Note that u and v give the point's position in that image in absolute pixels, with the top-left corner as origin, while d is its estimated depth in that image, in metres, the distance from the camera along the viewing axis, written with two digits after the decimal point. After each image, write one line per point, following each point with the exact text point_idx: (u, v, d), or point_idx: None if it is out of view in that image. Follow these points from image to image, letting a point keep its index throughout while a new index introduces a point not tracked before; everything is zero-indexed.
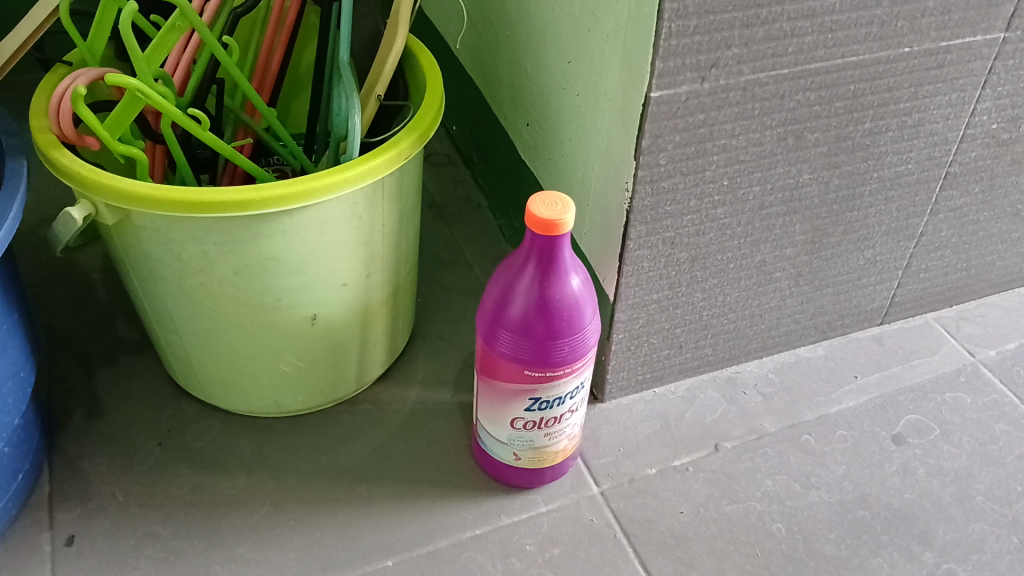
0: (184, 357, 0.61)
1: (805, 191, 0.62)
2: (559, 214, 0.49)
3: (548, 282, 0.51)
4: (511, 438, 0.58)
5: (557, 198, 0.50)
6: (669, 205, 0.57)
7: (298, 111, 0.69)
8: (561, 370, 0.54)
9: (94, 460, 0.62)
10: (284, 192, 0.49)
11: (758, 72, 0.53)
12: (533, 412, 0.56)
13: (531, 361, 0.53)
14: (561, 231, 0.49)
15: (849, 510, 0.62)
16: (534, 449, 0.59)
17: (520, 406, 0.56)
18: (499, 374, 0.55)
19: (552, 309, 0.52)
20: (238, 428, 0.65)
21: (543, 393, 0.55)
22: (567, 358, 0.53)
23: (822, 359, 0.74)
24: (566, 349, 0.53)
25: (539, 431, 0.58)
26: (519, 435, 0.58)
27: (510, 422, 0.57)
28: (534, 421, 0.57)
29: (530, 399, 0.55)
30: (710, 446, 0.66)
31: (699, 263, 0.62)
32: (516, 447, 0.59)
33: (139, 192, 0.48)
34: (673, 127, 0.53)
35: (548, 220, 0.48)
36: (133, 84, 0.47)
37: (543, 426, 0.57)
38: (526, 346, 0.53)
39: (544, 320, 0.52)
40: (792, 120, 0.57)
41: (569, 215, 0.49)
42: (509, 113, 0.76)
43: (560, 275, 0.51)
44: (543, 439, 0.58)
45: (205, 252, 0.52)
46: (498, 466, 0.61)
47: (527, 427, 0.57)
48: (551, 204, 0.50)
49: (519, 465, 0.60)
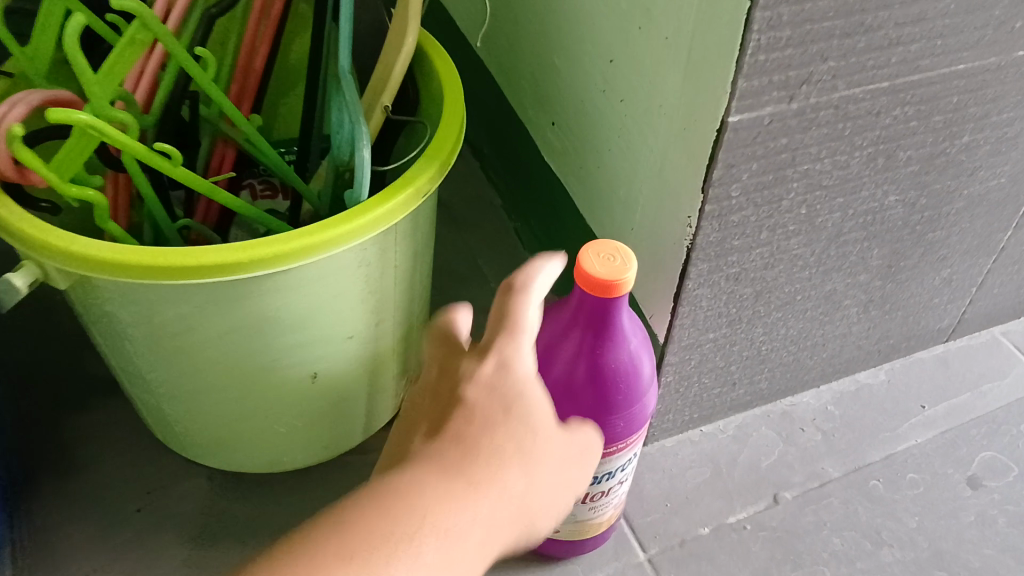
0: (162, 417, 0.52)
1: (888, 214, 0.53)
2: (618, 273, 0.40)
3: (601, 348, 0.42)
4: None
5: (611, 248, 0.41)
6: (737, 239, 0.48)
7: (288, 116, 0.59)
8: (613, 446, 0.46)
9: (63, 534, 0.54)
10: (278, 250, 0.39)
11: (854, 87, 0.43)
12: None
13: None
14: (621, 292, 0.40)
15: (926, 571, 0.56)
16: (576, 522, 0.51)
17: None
18: None
19: (606, 379, 0.43)
20: (230, 488, 0.57)
21: (590, 470, 0.47)
22: (620, 432, 0.45)
23: (885, 387, 0.66)
24: (620, 423, 0.45)
25: (582, 505, 0.50)
26: None
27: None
28: (577, 496, 0.49)
29: None
30: (768, 498, 0.59)
31: (763, 298, 0.54)
32: (555, 520, 0.51)
33: (95, 254, 0.38)
34: (750, 155, 0.44)
35: (604, 281, 0.39)
36: (82, 119, 0.37)
37: (587, 501, 0.49)
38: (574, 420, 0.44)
39: (596, 391, 0.43)
40: (884, 138, 0.47)
41: (629, 273, 0.40)
42: (530, 107, 0.66)
43: (615, 339, 0.42)
44: (586, 513, 0.50)
45: (183, 316, 0.42)
46: None
47: (569, 502, 0.49)
48: (605, 257, 0.40)
49: (556, 537, 0.52)
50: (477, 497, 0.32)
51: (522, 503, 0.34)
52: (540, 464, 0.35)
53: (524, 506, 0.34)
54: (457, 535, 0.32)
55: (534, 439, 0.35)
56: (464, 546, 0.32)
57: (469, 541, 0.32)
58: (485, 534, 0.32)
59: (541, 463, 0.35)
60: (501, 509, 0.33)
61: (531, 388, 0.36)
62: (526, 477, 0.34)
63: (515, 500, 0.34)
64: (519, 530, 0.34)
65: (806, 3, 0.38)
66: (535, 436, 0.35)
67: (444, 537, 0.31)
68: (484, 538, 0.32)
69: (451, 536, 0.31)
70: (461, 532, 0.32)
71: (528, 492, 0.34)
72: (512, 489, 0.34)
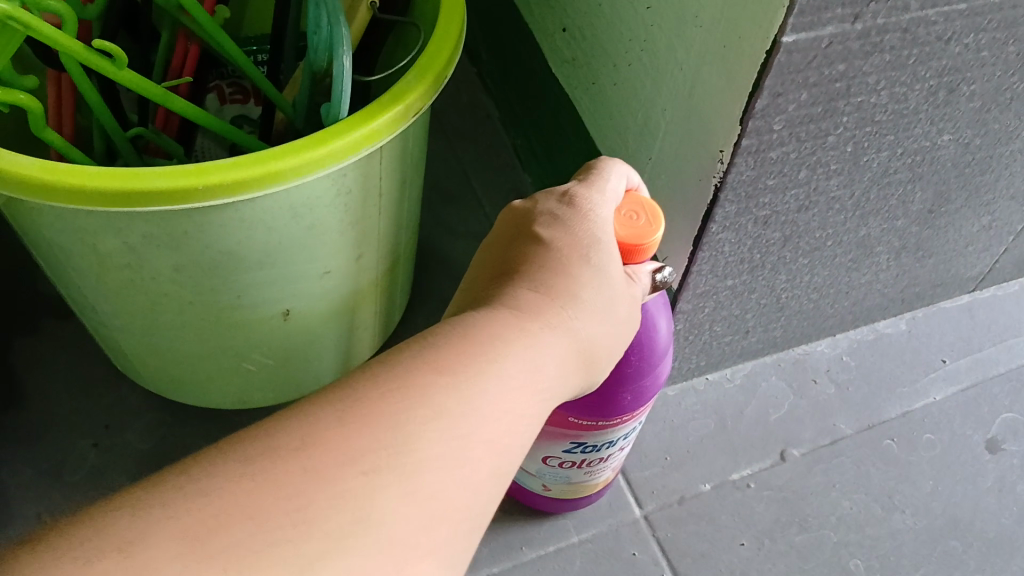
0: (117, 349, 0.47)
1: (939, 155, 0.47)
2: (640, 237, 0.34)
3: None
4: (542, 472, 0.46)
5: (637, 205, 0.36)
6: (772, 178, 0.42)
7: (258, 6, 0.51)
8: (616, 419, 0.41)
9: (12, 469, 0.49)
10: (241, 176, 0.33)
11: (929, 6, 0.36)
12: (574, 454, 0.44)
13: (577, 405, 0.40)
14: (641, 258, 0.35)
15: (939, 540, 0.52)
16: (570, 482, 0.47)
17: (558, 448, 0.43)
18: None
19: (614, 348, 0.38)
20: (195, 424, 0.52)
21: (588, 438, 0.42)
22: (626, 406, 0.40)
23: (905, 338, 0.62)
24: (626, 397, 0.40)
25: (578, 468, 0.45)
26: (553, 471, 0.46)
27: (542, 459, 0.45)
28: (573, 461, 0.44)
29: (572, 443, 0.43)
30: (775, 454, 0.55)
31: (790, 243, 0.48)
32: (547, 480, 0.47)
33: (20, 172, 0.32)
34: (800, 83, 0.37)
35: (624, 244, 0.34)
36: (3, 10, 0.30)
37: (584, 465, 0.45)
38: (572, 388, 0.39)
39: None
40: (951, 68, 0.41)
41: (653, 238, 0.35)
42: (538, 10, 0.58)
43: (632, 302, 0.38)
44: (581, 475, 0.46)
45: (131, 246, 0.37)
46: (520, 490, 0.49)
47: (564, 466, 0.45)
48: (628, 215, 0.35)
49: (548, 495, 0.48)
50: (551, 328, 0.31)
51: (594, 346, 0.32)
52: (616, 313, 0.33)
53: (595, 352, 0.32)
54: (534, 375, 0.30)
55: (614, 286, 0.33)
56: (537, 392, 0.30)
57: (541, 381, 0.30)
58: (553, 384, 0.31)
59: (620, 308, 0.33)
60: (574, 349, 0.31)
61: (608, 237, 0.34)
62: (600, 330, 0.32)
63: (588, 345, 0.32)
64: (585, 374, 0.33)
65: None
66: (615, 279, 0.33)
67: (524, 368, 0.30)
68: (553, 377, 0.31)
69: (530, 373, 0.30)
70: (537, 377, 0.30)
71: (601, 330, 0.32)
72: (586, 333, 0.32)
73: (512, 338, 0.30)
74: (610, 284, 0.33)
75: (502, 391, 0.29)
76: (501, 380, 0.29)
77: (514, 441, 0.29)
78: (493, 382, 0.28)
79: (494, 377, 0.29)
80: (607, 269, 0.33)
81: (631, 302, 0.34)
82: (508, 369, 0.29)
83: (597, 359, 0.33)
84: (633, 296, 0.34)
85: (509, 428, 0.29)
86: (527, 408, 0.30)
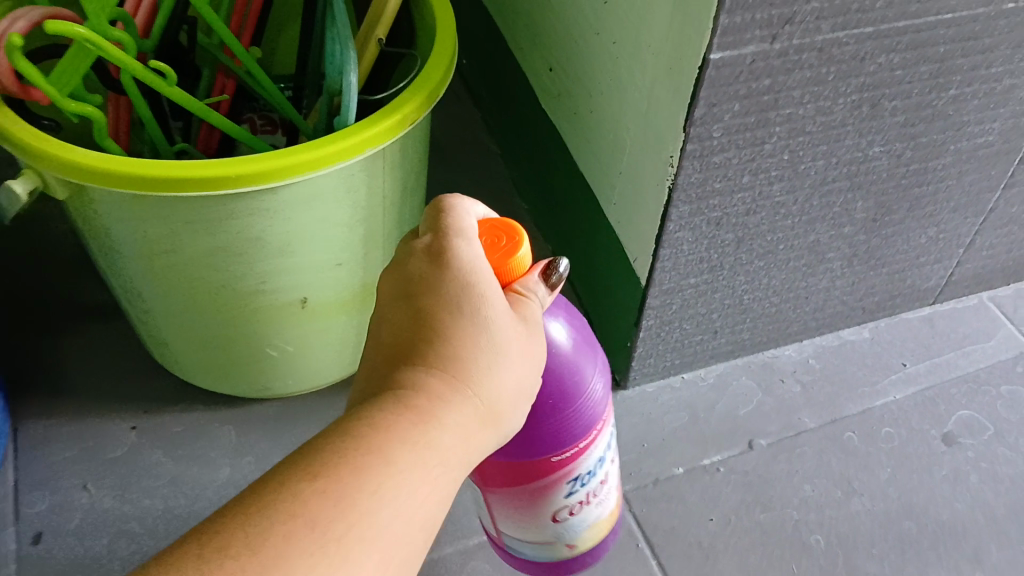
0: (157, 338, 0.54)
1: (873, 165, 0.53)
2: (508, 263, 0.35)
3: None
4: (559, 533, 0.43)
5: (495, 229, 0.36)
6: (719, 181, 0.49)
7: (286, 49, 0.60)
8: (592, 431, 0.40)
9: (62, 446, 0.56)
10: (266, 167, 0.41)
11: (838, 30, 0.44)
12: (576, 493, 0.42)
13: (551, 447, 0.39)
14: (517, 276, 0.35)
15: (894, 522, 0.57)
16: (592, 535, 0.45)
17: (558, 497, 0.41)
18: (518, 478, 0.40)
19: (557, 390, 0.37)
20: (221, 411, 0.59)
21: (577, 470, 0.40)
22: (594, 413, 0.39)
23: (868, 344, 0.68)
24: (591, 402, 0.39)
25: (589, 506, 0.43)
26: (569, 525, 0.43)
27: (552, 518, 0.42)
28: (579, 502, 0.42)
29: (568, 483, 0.41)
30: (743, 444, 0.60)
31: (744, 245, 0.55)
32: (568, 537, 0.44)
33: (89, 163, 0.40)
34: (732, 94, 0.44)
35: (499, 276, 0.35)
36: (80, 32, 0.39)
37: (591, 499, 0.43)
38: (543, 448, 0.39)
39: (552, 409, 0.38)
40: (869, 85, 0.48)
41: (521, 252, 0.35)
42: (529, 52, 0.66)
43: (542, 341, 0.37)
44: (596, 510, 0.44)
45: (174, 232, 0.44)
46: (549, 565, 0.46)
47: (574, 512, 0.43)
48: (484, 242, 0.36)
49: (581, 552, 0.46)
50: (444, 406, 0.32)
51: (500, 405, 0.33)
52: (522, 363, 0.34)
53: (503, 410, 0.34)
54: (435, 456, 0.31)
55: (511, 340, 0.33)
56: (442, 466, 0.32)
57: (443, 455, 0.32)
58: (460, 454, 0.32)
59: (524, 356, 0.34)
60: (477, 415, 0.33)
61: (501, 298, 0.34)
62: (503, 388, 0.33)
63: (491, 407, 0.33)
64: (499, 430, 0.34)
65: None
66: (509, 333, 0.33)
67: (419, 451, 0.31)
68: (458, 448, 0.32)
69: (427, 452, 0.31)
70: (438, 453, 0.31)
71: (504, 389, 0.33)
72: (487, 397, 0.33)
73: (401, 428, 0.31)
74: (506, 341, 0.33)
75: (402, 482, 0.30)
76: (393, 472, 0.30)
77: (428, 510, 0.31)
78: (385, 474, 0.30)
79: (384, 470, 0.30)
80: (495, 327, 0.33)
81: (534, 343, 0.34)
82: (400, 459, 0.30)
83: (509, 414, 0.34)
84: (533, 336, 0.34)
85: (418, 503, 0.31)
86: (434, 483, 0.31)
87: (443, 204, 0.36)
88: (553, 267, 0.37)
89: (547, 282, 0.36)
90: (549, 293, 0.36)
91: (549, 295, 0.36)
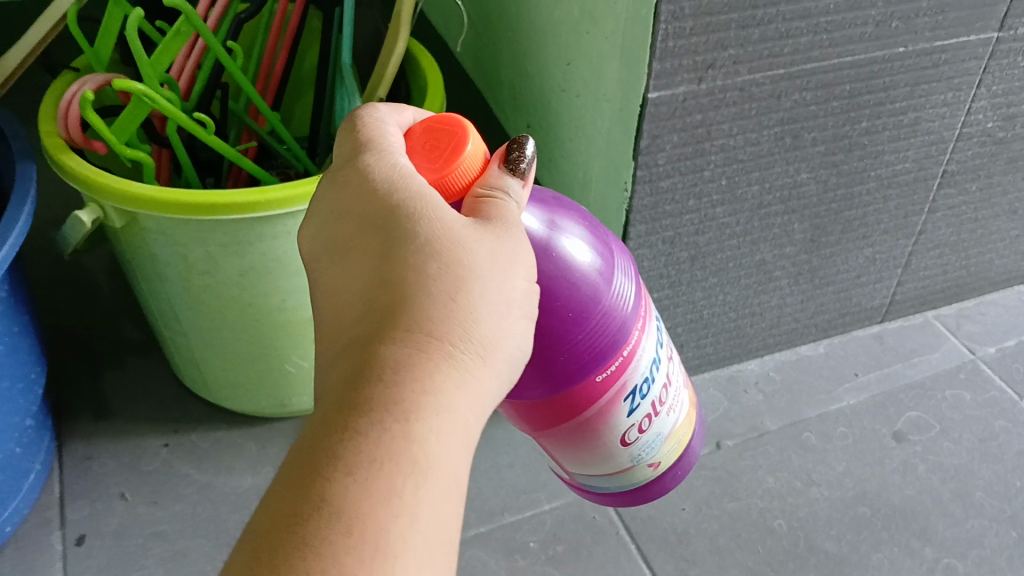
0: (189, 358, 0.63)
1: (804, 190, 0.62)
2: (456, 163, 0.35)
3: (552, 270, 0.38)
4: (638, 452, 0.46)
5: (450, 134, 0.37)
6: (669, 204, 0.58)
7: (302, 111, 0.70)
8: (631, 333, 0.41)
9: (102, 461, 0.63)
10: (287, 194, 0.50)
11: (755, 72, 0.52)
12: (636, 409, 0.44)
13: (599, 367, 0.40)
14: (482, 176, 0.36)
15: (850, 506, 0.63)
16: (666, 439, 0.47)
17: (623, 417, 0.43)
18: (583, 413, 0.42)
19: (580, 305, 0.39)
20: (244, 428, 0.66)
21: (630, 383, 0.42)
22: (625, 310, 0.41)
23: (823, 358, 0.75)
24: (615, 301, 0.40)
25: (652, 415, 0.45)
26: (642, 440, 0.45)
27: (627, 439, 0.44)
28: (643, 416, 0.44)
29: (627, 399, 0.42)
30: (711, 444, 0.67)
31: (698, 262, 0.63)
32: (645, 457, 0.47)
33: (143, 193, 0.49)
34: (671, 128, 0.53)
35: (459, 179, 0.36)
36: (138, 88, 0.48)
37: (652, 408, 0.45)
38: (589, 373, 0.40)
39: (582, 327, 0.39)
40: (789, 119, 0.57)
41: (468, 150, 0.36)
42: (511, 114, 0.75)
43: (553, 255, 0.38)
44: (662, 416, 0.46)
45: (210, 254, 0.53)
46: (639, 490, 0.49)
47: (642, 425, 0.45)
48: (428, 145, 0.36)
49: (661, 468, 0.48)
50: (416, 350, 0.30)
51: (484, 330, 0.32)
52: (495, 271, 0.33)
53: (489, 337, 0.32)
54: (434, 404, 0.30)
55: (472, 246, 0.32)
56: (442, 417, 0.30)
57: (437, 408, 0.30)
58: (456, 397, 0.31)
59: (495, 261, 0.33)
60: (461, 352, 0.31)
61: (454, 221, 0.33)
62: (481, 308, 0.32)
63: (474, 335, 0.32)
64: (497, 360, 0.33)
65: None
66: (466, 240, 0.33)
67: (404, 412, 0.29)
68: (453, 394, 0.31)
69: (414, 407, 0.30)
70: (428, 407, 0.30)
71: (483, 309, 0.32)
72: (466, 325, 0.32)
73: (372, 401, 0.29)
74: (467, 252, 0.32)
75: (409, 435, 0.29)
76: (380, 448, 0.29)
77: (453, 456, 0.31)
78: (374, 450, 0.29)
79: (369, 450, 0.29)
80: (448, 237, 0.32)
81: (508, 237, 0.34)
82: (384, 427, 0.29)
83: (503, 339, 0.33)
84: (506, 228, 0.34)
85: (426, 464, 0.29)
86: (439, 439, 0.30)
87: (357, 117, 0.37)
88: (517, 152, 0.37)
89: (517, 173, 0.36)
90: (522, 184, 0.36)
91: (520, 181, 0.36)
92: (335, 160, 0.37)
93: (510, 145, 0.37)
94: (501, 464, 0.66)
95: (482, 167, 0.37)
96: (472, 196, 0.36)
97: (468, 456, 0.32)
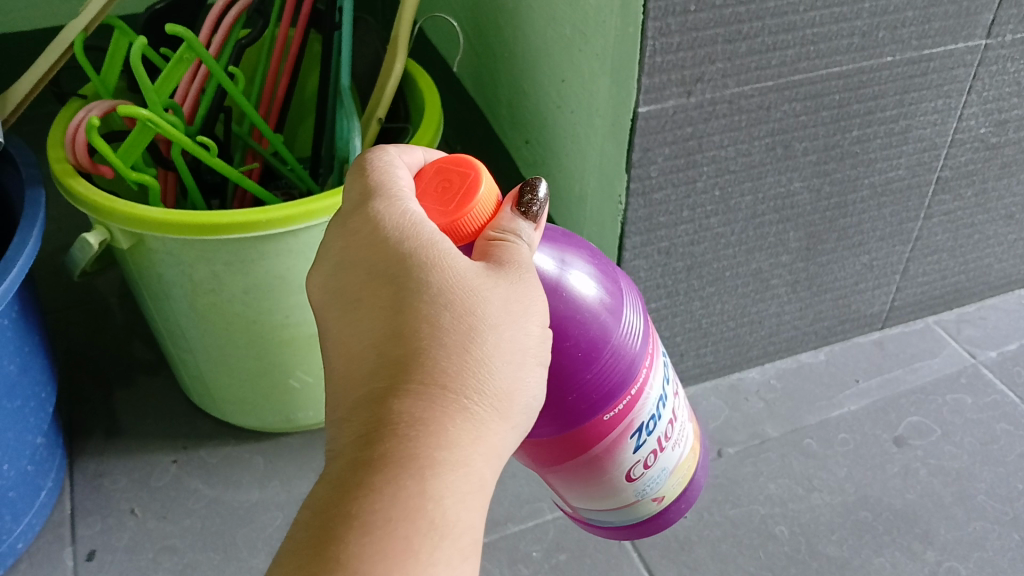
0: (197, 375, 0.64)
1: (797, 200, 0.63)
2: (469, 207, 0.36)
3: (563, 309, 0.39)
4: (643, 488, 0.46)
5: (465, 177, 0.37)
6: (662, 216, 0.59)
7: (305, 134, 0.72)
8: (640, 370, 0.42)
9: (113, 478, 0.65)
10: (289, 212, 0.51)
11: (743, 84, 0.54)
12: (643, 445, 0.44)
13: (607, 403, 0.41)
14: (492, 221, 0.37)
15: (851, 511, 0.63)
16: (671, 474, 0.48)
17: (630, 453, 0.44)
18: (591, 449, 0.42)
19: (590, 345, 0.40)
20: (252, 444, 0.68)
21: (638, 419, 0.43)
22: (635, 348, 0.41)
23: (824, 364, 0.76)
24: (626, 339, 0.41)
25: (659, 452, 0.46)
26: (648, 477, 0.46)
27: (632, 475, 0.45)
28: (650, 452, 0.45)
29: (634, 435, 0.43)
30: (713, 451, 0.68)
31: (694, 272, 0.64)
32: (651, 492, 0.47)
33: (149, 215, 0.50)
34: (662, 141, 0.55)
35: (471, 223, 0.37)
36: (143, 114, 0.49)
37: (659, 445, 0.46)
38: (597, 411, 0.41)
39: (591, 365, 0.40)
40: (779, 130, 0.57)
41: (480, 195, 0.37)
42: (509, 131, 0.77)
43: (564, 294, 0.39)
44: (669, 452, 0.47)
45: (215, 273, 0.54)
46: (642, 521, 0.50)
47: (648, 462, 0.45)
48: (445, 187, 0.38)
49: (665, 501, 0.49)
50: (430, 405, 0.32)
51: (497, 382, 0.33)
52: (508, 320, 0.34)
53: (502, 389, 0.33)
54: (450, 456, 0.31)
55: (484, 295, 0.34)
56: (456, 473, 0.31)
57: (450, 463, 0.31)
58: (470, 451, 0.32)
59: (507, 310, 0.34)
60: (474, 404, 0.33)
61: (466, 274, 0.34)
62: (494, 361, 0.33)
63: (487, 387, 0.33)
64: (509, 409, 0.34)
65: (689, 15, 0.49)
66: (478, 289, 0.34)
67: (418, 469, 0.31)
68: (467, 449, 0.32)
69: (428, 464, 0.31)
70: (443, 462, 0.31)
71: (496, 361, 0.33)
72: (479, 378, 0.33)
73: (388, 458, 0.31)
74: (480, 302, 0.33)
75: (423, 486, 0.31)
76: (396, 506, 0.30)
77: (467, 507, 0.32)
78: (390, 508, 0.30)
79: (385, 508, 0.30)
80: (459, 287, 0.34)
81: (520, 284, 0.35)
82: (399, 485, 0.30)
83: (516, 388, 0.34)
84: (517, 271, 0.35)
85: (441, 521, 0.31)
86: (454, 495, 0.31)
87: (367, 160, 0.39)
88: (532, 197, 0.37)
89: (529, 216, 0.37)
90: (534, 227, 0.37)
91: (532, 227, 0.37)
92: (344, 205, 0.38)
93: (524, 186, 0.38)
94: (504, 475, 0.67)
95: (495, 208, 0.38)
96: (484, 237, 0.37)
97: (483, 508, 0.33)
